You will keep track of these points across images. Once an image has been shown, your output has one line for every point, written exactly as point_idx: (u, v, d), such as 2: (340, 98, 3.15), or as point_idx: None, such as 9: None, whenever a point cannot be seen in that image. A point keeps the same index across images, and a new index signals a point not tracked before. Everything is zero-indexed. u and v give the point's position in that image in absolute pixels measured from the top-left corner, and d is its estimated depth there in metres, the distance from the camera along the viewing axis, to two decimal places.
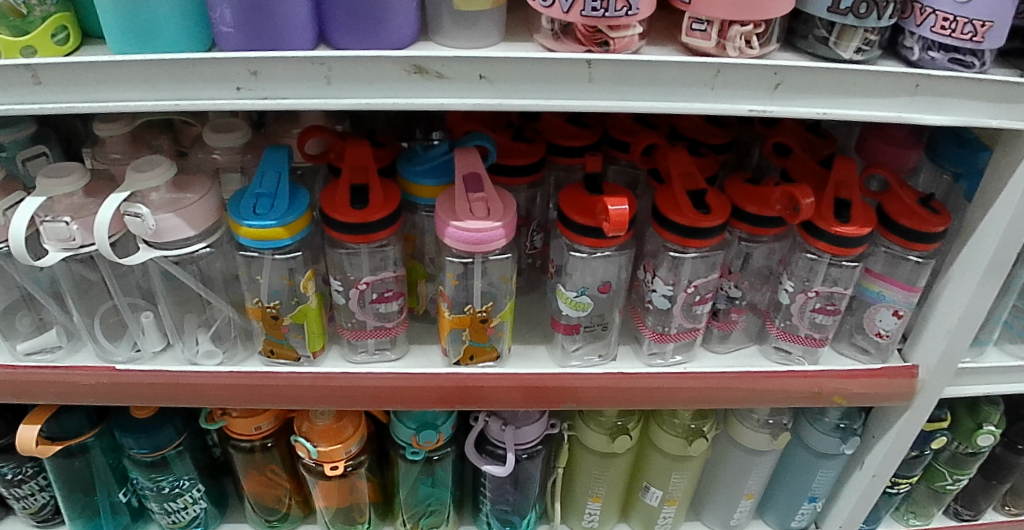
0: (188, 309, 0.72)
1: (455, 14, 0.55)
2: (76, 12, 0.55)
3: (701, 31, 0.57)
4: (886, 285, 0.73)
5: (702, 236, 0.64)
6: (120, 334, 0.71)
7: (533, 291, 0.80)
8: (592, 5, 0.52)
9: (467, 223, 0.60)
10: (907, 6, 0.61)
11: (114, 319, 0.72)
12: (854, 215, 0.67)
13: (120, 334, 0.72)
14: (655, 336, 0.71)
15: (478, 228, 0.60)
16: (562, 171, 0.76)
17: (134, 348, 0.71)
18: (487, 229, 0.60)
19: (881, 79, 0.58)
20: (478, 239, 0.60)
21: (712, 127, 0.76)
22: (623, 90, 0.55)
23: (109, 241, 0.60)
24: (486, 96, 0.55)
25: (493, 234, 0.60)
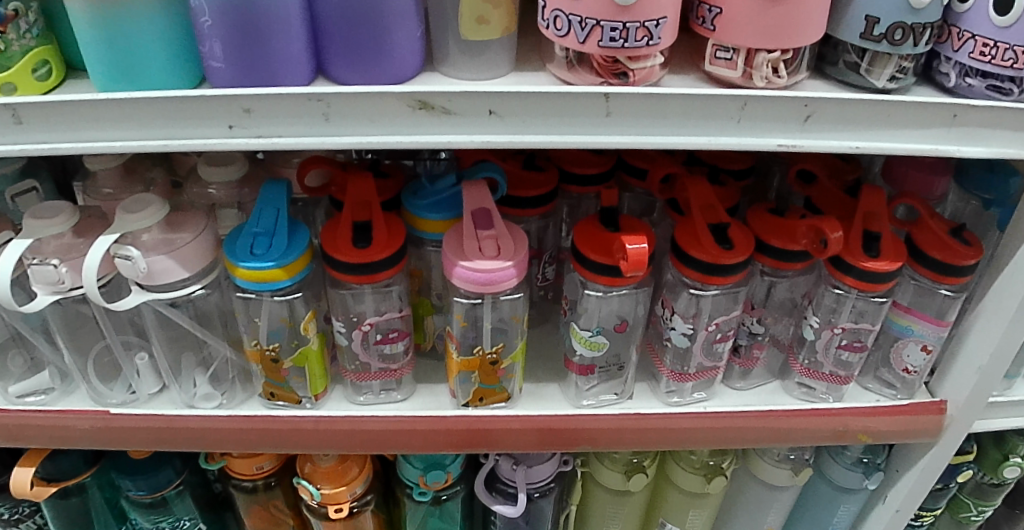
0: (184, 348, 0.69)
1: (462, 44, 0.51)
2: (58, 45, 0.52)
3: (726, 60, 0.53)
4: (916, 319, 0.69)
5: (724, 272, 0.60)
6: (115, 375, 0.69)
7: (545, 322, 0.76)
8: (610, 35, 0.48)
9: (476, 263, 0.56)
10: (942, 30, 0.57)
11: (108, 359, 0.69)
12: (884, 248, 0.63)
13: (115, 374, 0.69)
14: (674, 375, 0.68)
15: (488, 268, 0.56)
16: (574, 199, 0.73)
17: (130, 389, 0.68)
18: (498, 269, 0.56)
19: (916, 109, 0.55)
20: (487, 280, 0.56)
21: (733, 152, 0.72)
22: (642, 125, 0.52)
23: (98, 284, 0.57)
24: (497, 132, 0.51)
25: (504, 274, 0.56)
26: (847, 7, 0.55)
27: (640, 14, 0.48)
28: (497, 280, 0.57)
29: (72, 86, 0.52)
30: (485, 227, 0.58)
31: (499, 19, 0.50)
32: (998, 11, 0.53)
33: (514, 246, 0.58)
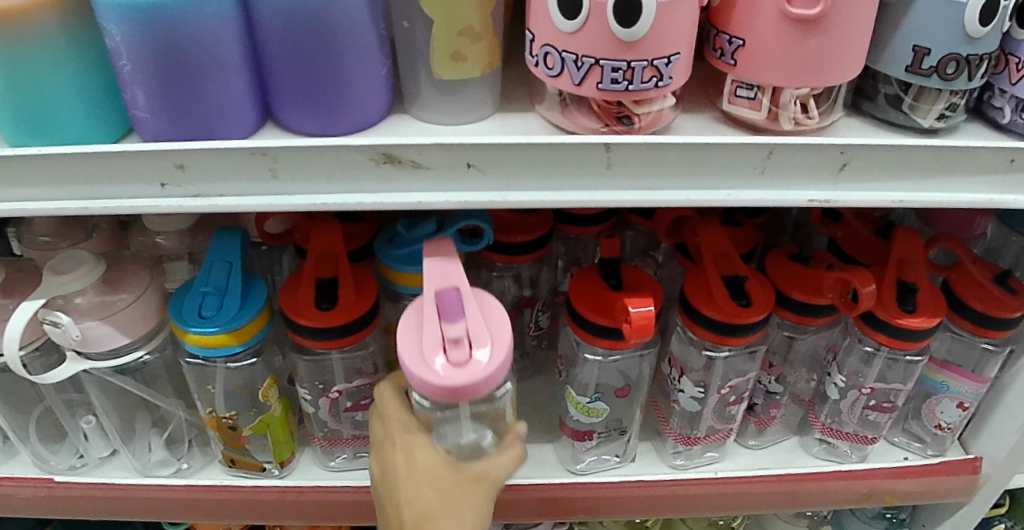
0: (137, 408, 0.62)
1: (436, 83, 0.43)
2: None
3: (748, 99, 0.46)
4: (954, 375, 0.62)
5: (741, 332, 0.53)
6: (59, 438, 0.61)
7: (540, 372, 0.69)
8: (612, 76, 0.41)
9: (431, 358, 0.40)
10: (999, 58, 0.49)
11: (52, 420, 0.61)
12: (922, 302, 0.56)
13: (60, 434, 0.62)
14: (682, 439, 0.62)
15: (446, 367, 0.40)
16: (571, 241, 0.66)
17: (77, 454, 0.61)
18: (461, 370, 0.39)
19: (968, 154, 0.47)
20: (452, 390, 0.39)
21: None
22: (648, 176, 0.44)
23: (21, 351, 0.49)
24: (479, 188, 0.44)
25: (467, 374, 0.39)
26: (890, 34, 0.46)
27: (648, 52, 0.40)
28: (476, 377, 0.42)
29: None
30: (453, 313, 0.42)
31: (479, 55, 0.42)
32: None
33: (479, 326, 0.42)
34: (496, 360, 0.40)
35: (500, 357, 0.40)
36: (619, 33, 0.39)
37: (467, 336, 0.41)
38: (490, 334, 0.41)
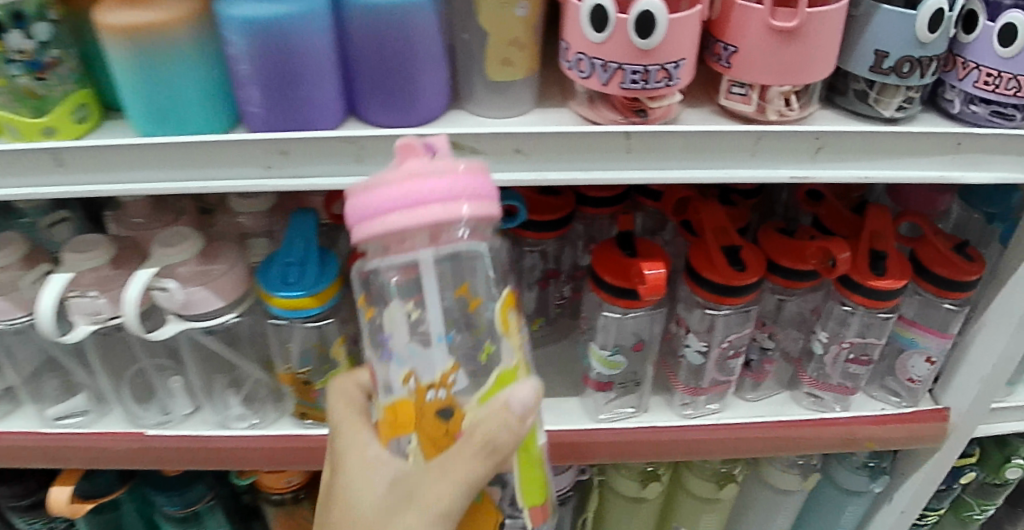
0: (216, 370, 0.70)
1: (488, 84, 0.52)
2: (95, 87, 0.52)
3: (741, 95, 0.56)
4: (921, 332, 0.72)
5: (736, 293, 0.63)
6: (147, 397, 0.68)
7: (564, 338, 0.79)
8: (632, 78, 0.51)
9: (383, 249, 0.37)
10: (948, 59, 0.59)
11: (142, 381, 0.69)
12: (890, 267, 0.66)
13: (150, 396, 0.68)
14: (688, 390, 0.71)
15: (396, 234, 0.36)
16: (589, 220, 0.76)
17: (163, 411, 0.67)
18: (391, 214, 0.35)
19: (920, 139, 0.57)
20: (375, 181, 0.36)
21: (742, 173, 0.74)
22: (661, 159, 0.54)
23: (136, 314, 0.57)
24: (523, 169, 0.53)
25: (401, 216, 0.35)
26: (856, 40, 0.57)
27: (660, 58, 0.50)
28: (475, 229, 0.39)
29: (109, 128, 0.52)
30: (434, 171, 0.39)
31: (524, 61, 0.52)
32: (1003, 43, 0.54)
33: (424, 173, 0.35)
34: (426, 183, 0.35)
35: (448, 180, 0.35)
36: (638, 43, 0.49)
37: (407, 191, 0.35)
38: (430, 179, 0.35)
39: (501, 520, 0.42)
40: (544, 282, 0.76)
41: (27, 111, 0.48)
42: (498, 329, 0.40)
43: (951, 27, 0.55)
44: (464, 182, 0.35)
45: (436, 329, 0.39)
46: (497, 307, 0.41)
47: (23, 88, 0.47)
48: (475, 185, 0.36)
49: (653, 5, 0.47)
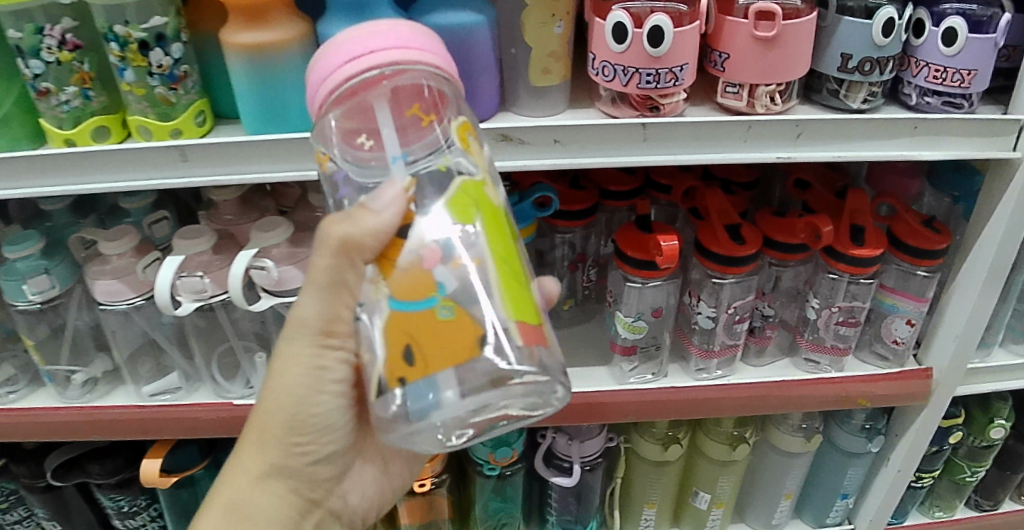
0: None
1: (530, 88, 0.64)
2: (210, 99, 0.64)
3: (734, 93, 0.68)
4: (900, 297, 0.83)
5: (739, 264, 0.72)
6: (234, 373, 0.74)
7: (591, 319, 0.89)
8: (646, 79, 0.63)
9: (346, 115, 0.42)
10: (904, 60, 0.72)
11: (230, 359, 0.74)
12: (867, 238, 0.77)
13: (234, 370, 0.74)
14: (700, 352, 0.81)
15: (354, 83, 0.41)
16: (609, 212, 0.85)
17: (248, 385, 0.73)
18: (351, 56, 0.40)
19: (882, 125, 0.69)
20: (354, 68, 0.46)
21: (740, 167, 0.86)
22: (673, 147, 0.66)
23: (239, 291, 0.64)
24: (560, 157, 0.65)
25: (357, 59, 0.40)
26: (826, 46, 0.69)
27: (669, 63, 0.62)
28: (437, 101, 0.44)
29: (221, 130, 0.63)
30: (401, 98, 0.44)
31: (560, 69, 0.64)
32: (946, 43, 0.67)
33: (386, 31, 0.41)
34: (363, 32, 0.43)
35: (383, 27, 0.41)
36: (649, 51, 0.61)
37: (367, 39, 0.40)
38: (390, 32, 0.41)
39: (479, 336, 0.38)
40: (574, 268, 0.89)
41: (157, 115, 0.60)
42: (456, 146, 0.42)
43: (901, 33, 0.67)
44: (427, 44, 0.42)
45: (435, 171, 0.41)
46: (453, 131, 0.43)
47: (159, 96, 0.59)
48: (428, 45, 0.42)
49: (662, 21, 0.59)
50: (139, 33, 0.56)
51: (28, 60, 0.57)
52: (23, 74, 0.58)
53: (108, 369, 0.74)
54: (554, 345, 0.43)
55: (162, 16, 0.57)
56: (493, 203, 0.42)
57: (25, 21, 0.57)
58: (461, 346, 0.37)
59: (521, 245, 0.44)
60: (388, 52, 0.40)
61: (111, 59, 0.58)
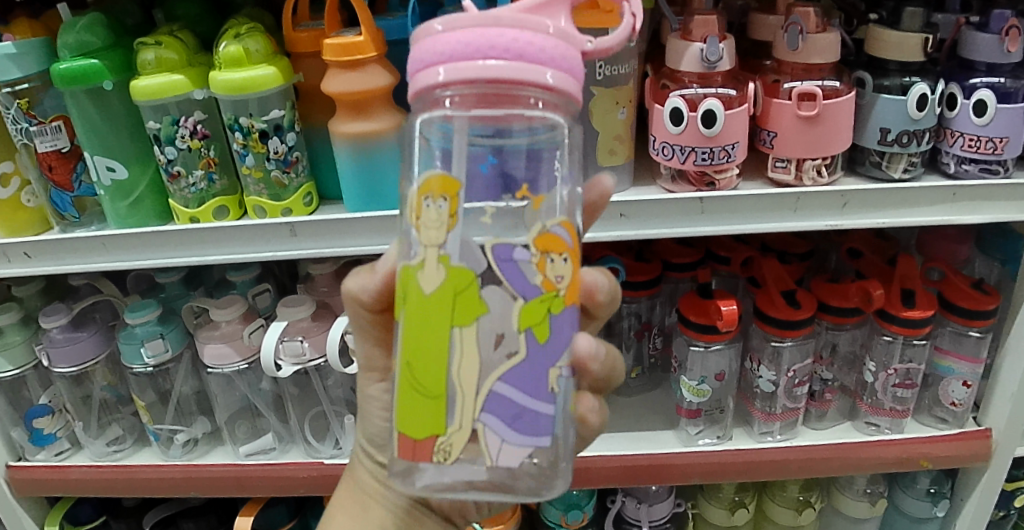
0: None
1: (599, 168, 0.72)
2: (317, 184, 0.73)
3: (783, 167, 0.74)
4: (955, 359, 0.85)
5: (796, 326, 0.76)
6: (324, 434, 0.79)
7: (657, 388, 0.93)
8: (702, 157, 0.69)
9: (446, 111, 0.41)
10: (940, 132, 0.77)
11: (321, 422, 0.79)
12: (919, 300, 0.80)
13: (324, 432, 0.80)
14: (764, 415, 0.83)
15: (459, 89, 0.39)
16: (673, 283, 0.90)
17: (336, 446, 0.78)
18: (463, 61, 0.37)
19: (923, 193, 0.74)
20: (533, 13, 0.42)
21: (795, 239, 0.89)
22: (729, 218, 0.72)
23: (335, 354, 0.70)
24: (627, 229, 0.71)
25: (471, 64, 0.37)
26: (866, 121, 0.76)
27: (722, 142, 0.69)
28: (553, 117, 0.41)
29: (325, 209, 0.72)
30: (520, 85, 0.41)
31: (624, 149, 0.71)
32: (978, 114, 0.73)
33: (516, 22, 0.37)
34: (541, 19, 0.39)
35: (537, 38, 0.38)
36: (704, 132, 0.68)
37: (487, 40, 0.37)
38: (521, 33, 0.37)
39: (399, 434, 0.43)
40: (640, 337, 0.92)
41: (271, 196, 0.68)
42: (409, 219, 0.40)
43: (935, 106, 0.74)
44: (560, 48, 0.39)
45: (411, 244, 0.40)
46: (415, 197, 0.40)
47: (274, 179, 0.68)
48: (564, 51, 0.39)
49: (713, 106, 0.67)
50: (260, 124, 0.65)
51: (164, 148, 0.67)
52: (159, 161, 0.68)
53: (207, 431, 0.81)
54: (453, 457, 0.40)
55: (280, 110, 0.66)
56: (417, 293, 0.40)
57: (165, 115, 0.67)
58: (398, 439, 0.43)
59: (488, 346, 0.39)
60: (515, 66, 0.37)
61: (234, 147, 0.67)
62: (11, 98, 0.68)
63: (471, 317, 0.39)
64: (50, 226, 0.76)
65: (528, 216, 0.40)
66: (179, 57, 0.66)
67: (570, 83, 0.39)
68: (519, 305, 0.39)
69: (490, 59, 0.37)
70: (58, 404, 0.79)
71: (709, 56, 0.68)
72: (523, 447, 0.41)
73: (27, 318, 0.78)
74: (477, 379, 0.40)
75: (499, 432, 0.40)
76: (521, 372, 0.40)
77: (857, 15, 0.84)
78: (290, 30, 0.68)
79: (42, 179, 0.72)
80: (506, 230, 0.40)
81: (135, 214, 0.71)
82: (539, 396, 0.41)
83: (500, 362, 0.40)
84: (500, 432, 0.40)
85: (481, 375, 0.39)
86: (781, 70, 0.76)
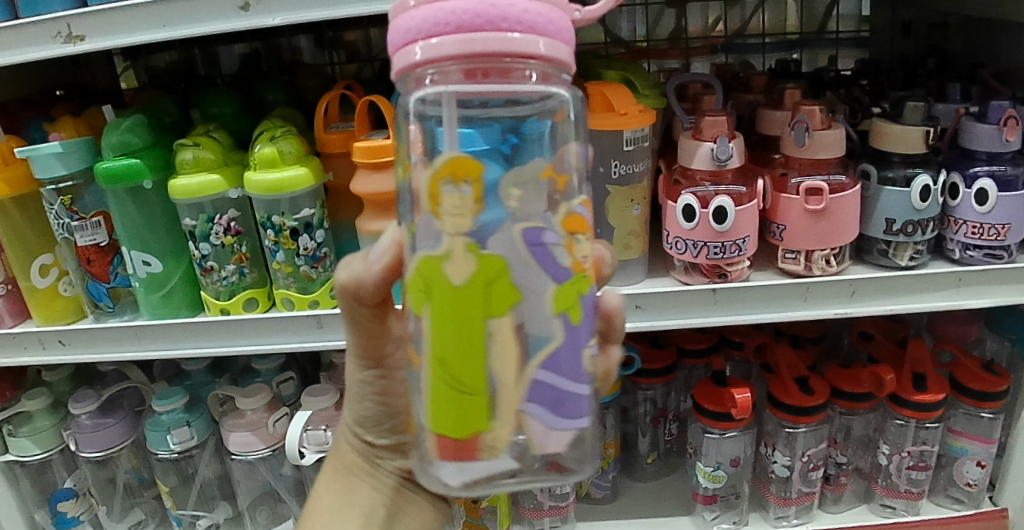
0: None
1: (615, 263, 0.75)
2: None
3: (792, 258, 0.76)
4: (967, 440, 0.85)
5: (810, 413, 0.77)
6: None
7: (673, 471, 0.95)
8: (714, 251, 0.72)
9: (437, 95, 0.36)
10: (944, 219, 0.78)
11: None
12: (930, 384, 0.81)
13: None
14: (779, 500, 0.84)
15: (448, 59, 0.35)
16: (687, 369, 0.92)
17: None
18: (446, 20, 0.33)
19: (930, 278, 0.74)
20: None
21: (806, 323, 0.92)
22: (741, 308, 0.74)
23: None
24: (642, 320, 0.74)
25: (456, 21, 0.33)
26: (872, 212, 0.77)
27: (734, 236, 0.71)
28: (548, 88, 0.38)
29: None
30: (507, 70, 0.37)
31: (638, 244, 0.75)
32: (979, 202, 0.74)
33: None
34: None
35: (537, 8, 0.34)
36: (715, 227, 0.71)
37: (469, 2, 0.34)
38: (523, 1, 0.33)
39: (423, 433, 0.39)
40: (656, 423, 0.94)
41: (300, 289, 0.71)
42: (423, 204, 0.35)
43: (938, 196, 0.75)
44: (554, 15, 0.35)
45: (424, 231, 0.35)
46: (429, 178, 0.34)
47: (303, 273, 0.71)
48: (561, 20, 0.35)
49: (724, 202, 0.69)
50: (292, 222, 0.69)
51: (199, 243, 0.70)
52: (193, 255, 0.71)
53: (230, 515, 0.87)
54: (500, 451, 0.37)
55: (311, 208, 0.70)
56: (444, 285, 0.34)
57: (200, 212, 0.70)
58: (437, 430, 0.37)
59: (526, 335, 0.36)
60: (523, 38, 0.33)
61: (266, 243, 0.70)
62: (55, 195, 0.72)
63: (506, 307, 0.35)
64: (85, 314, 0.79)
65: (553, 194, 0.37)
66: (216, 157, 0.69)
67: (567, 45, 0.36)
68: (553, 289, 0.36)
69: (503, 31, 0.33)
70: (82, 487, 0.87)
71: (719, 155, 0.70)
72: (567, 429, 0.38)
73: (56, 404, 0.83)
74: (519, 367, 0.36)
75: (544, 421, 0.37)
76: (561, 357, 0.37)
77: (861, 109, 0.87)
78: (321, 131, 0.71)
79: (80, 270, 0.75)
80: (533, 211, 0.36)
81: (168, 305, 0.74)
82: (579, 378, 0.38)
83: (543, 350, 0.36)
84: (545, 422, 0.37)
85: (521, 366, 0.36)
86: (789, 164, 0.78)
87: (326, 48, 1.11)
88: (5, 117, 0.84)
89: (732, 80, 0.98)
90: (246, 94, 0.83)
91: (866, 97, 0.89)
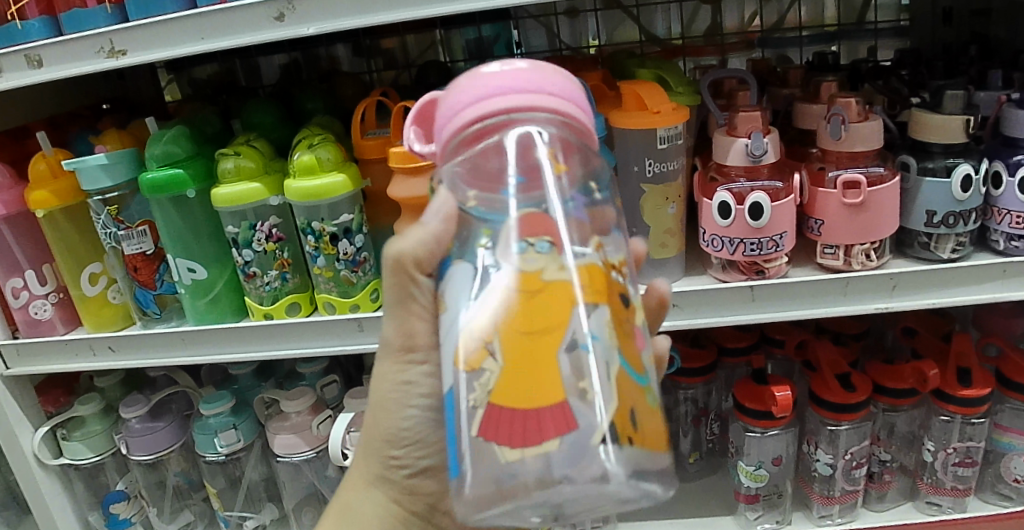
0: None
1: (651, 261, 0.75)
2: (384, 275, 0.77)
3: (831, 253, 0.75)
4: (1014, 435, 0.82)
5: (852, 409, 0.76)
6: None
7: (716, 471, 0.94)
8: (751, 248, 0.72)
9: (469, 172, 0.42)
10: (987, 209, 0.76)
11: None
12: (975, 379, 0.79)
13: None
14: (822, 498, 0.84)
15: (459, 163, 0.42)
16: (728, 368, 0.92)
17: None
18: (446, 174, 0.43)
19: (974, 270, 0.71)
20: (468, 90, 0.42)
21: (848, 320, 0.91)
22: (780, 304, 0.73)
23: None
24: (679, 318, 0.73)
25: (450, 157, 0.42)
26: (911, 204, 0.76)
27: (771, 232, 0.71)
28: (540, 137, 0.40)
29: None
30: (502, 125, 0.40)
31: (675, 242, 0.75)
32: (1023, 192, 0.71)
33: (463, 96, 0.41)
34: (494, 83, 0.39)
35: (502, 80, 0.39)
36: (751, 224, 0.70)
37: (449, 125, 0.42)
38: (494, 81, 0.39)
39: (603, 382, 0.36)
40: (697, 422, 0.94)
41: (341, 293, 0.73)
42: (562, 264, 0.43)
43: (980, 186, 0.73)
44: (513, 79, 0.39)
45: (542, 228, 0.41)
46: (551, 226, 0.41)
47: (344, 278, 0.72)
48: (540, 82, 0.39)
49: (760, 198, 0.69)
50: (331, 228, 0.70)
51: (242, 250, 0.72)
52: (237, 261, 0.73)
53: (275, 517, 0.90)
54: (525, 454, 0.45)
55: (350, 214, 0.71)
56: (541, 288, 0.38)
57: (242, 220, 0.72)
58: (540, 395, 0.35)
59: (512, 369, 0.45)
60: (499, 101, 0.39)
61: (306, 249, 0.72)
62: (102, 205, 0.74)
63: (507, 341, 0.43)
64: (132, 321, 0.81)
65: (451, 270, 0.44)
66: (256, 166, 0.70)
67: (532, 98, 0.39)
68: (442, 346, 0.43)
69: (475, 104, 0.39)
70: (133, 489, 0.90)
71: (754, 150, 0.69)
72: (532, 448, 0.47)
73: (108, 408, 0.88)
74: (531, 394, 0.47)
75: None
76: None
77: (900, 100, 0.86)
78: (359, 138, 0.72)
79: (127, 278, 0.77)
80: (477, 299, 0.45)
81: (213, 311, 0.75)
82: None
83: None
84: None
85: None
86: (826, 158, 0.77)
87: (363, 55, 1.12)
88: (54, 131, 0.86)
89: (769, 74, 0.98)
90: (287, 104, 0.85)
91: (906, 87, 0.88)
